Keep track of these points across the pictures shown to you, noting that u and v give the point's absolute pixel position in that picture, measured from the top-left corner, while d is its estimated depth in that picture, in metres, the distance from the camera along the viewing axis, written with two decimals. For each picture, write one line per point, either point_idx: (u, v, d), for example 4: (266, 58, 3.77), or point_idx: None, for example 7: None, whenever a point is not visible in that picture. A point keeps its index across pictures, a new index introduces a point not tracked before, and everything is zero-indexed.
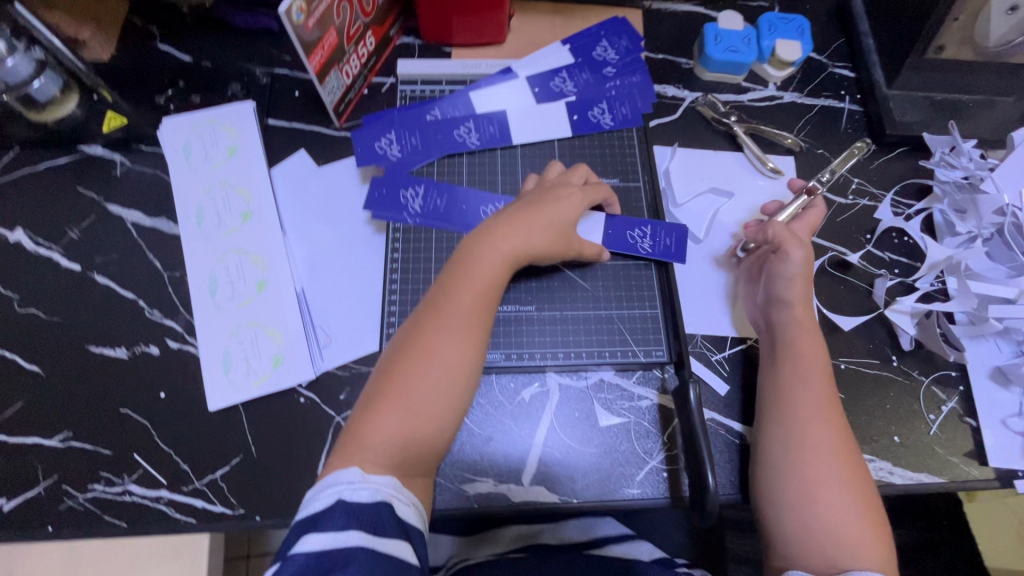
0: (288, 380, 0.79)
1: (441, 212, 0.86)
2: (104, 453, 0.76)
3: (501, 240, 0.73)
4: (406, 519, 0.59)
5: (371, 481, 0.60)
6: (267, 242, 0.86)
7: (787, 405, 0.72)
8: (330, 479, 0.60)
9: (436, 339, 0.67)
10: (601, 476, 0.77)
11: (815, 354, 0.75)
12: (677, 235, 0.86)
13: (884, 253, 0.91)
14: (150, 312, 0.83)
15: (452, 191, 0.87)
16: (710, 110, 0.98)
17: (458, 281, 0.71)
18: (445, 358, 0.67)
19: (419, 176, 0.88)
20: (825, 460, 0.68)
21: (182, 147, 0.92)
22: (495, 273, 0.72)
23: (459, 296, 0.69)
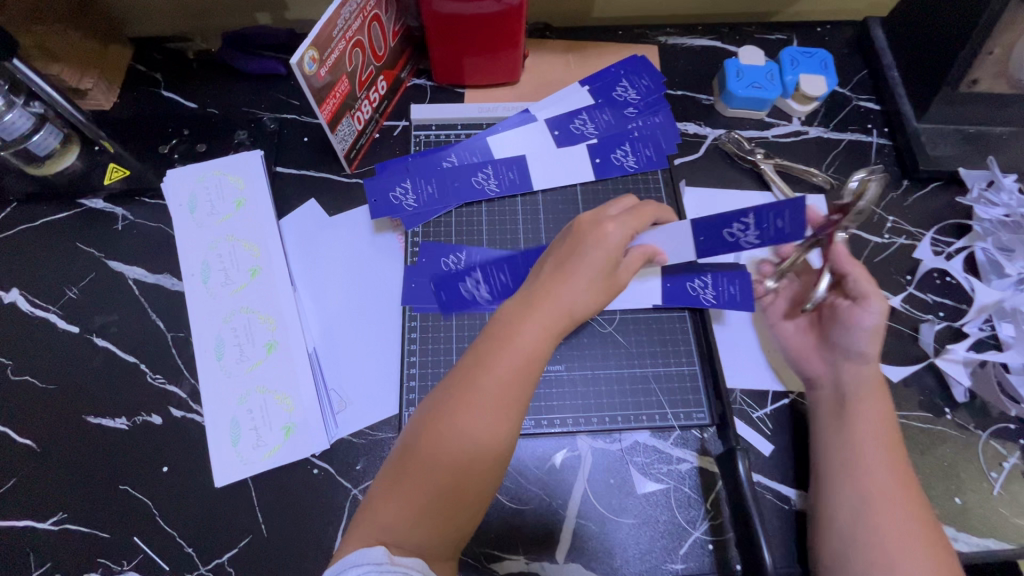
0: (300, 451, 0.73)
1: (480, 297, 0.79)
2: (101, 536, 0.70)
3: (547, 308, 0.63)
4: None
5: (399, 564, 0.54)
6: (277, 300, 0.81)
7: (852, 468, 0.66)
8: (353, 557, 0.54)
9: (467, 417, 0.59)
10: (641, 550, 0.71)
11: (884, 412, 0.69)
12: (740, 282, 0.81)
13: (926, 295, 0.86)
14: (153, 376, 0.78)
15: (513, 262, 0.81)
16: (735, 147, 0.94)
17: (499, 353, 0.61)
18: (474, 443, 0.59)
19: (457, 245, 0.83)
20: (899, 532, 0.61)
21: (188, 199, 0.88)
22: (538, 345, 0.62)
23: (496, 371, 0.60)
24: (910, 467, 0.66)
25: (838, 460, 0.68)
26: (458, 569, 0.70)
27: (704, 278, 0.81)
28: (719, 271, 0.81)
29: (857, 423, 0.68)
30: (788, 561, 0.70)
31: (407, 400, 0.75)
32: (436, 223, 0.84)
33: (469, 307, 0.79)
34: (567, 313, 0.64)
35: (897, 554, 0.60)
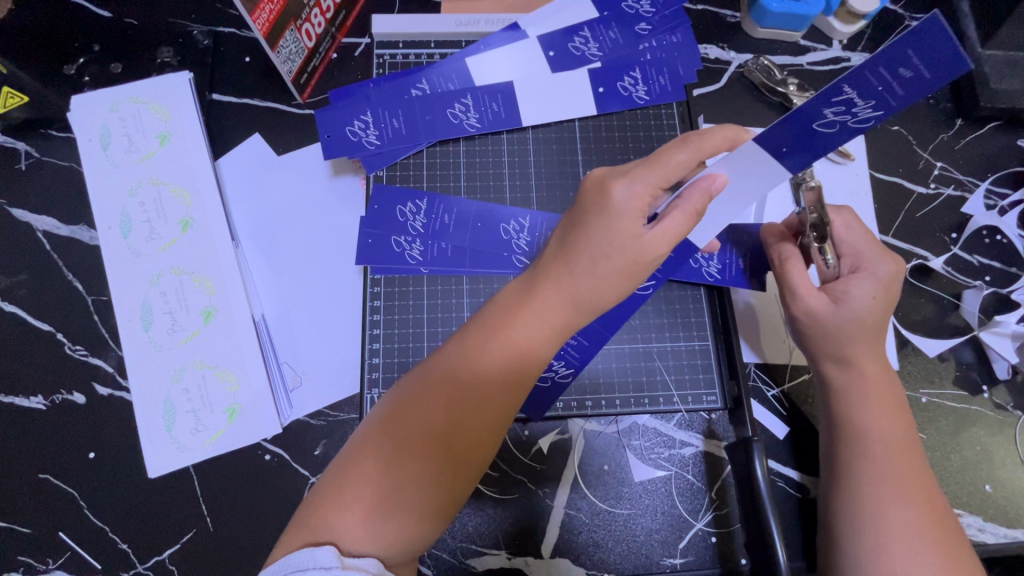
0: (247, 436, 0.63)
1: (453, 259, 0.67)
2: (22, 531, 0.61)
3: (554, 294, 0.52)
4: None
5: (351, 566, 0.43)
6: (215, 258, 0.69)
7: (848, 457, 0.55)
8: (288, 561, 0.42)
9: (447, 414, 0.49)
10: (637, 544, 0.63)
11: (882, 386, 0.57)
12: (751, 253, 0.69)
13: (972, 257, 0.75)
14: (72, 348, 0.66)
15: (462, 204, 0.68)
16: (763, 77, 0.78)
17: (492, 340, 0.51)
18: (450, 444, 0.48)
19: (418, 190, 0.69)
20: (910, 533, 0.50)
21: (100, 133, 0.72)
22: (538, 341, 0.51)
23: (486, 361, 0.50)
24: (918, 451, 0.55)
25: (831, 448, 0.57)
26: (431, 565, 0.62)
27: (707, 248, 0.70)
28: (726, 241, 0.69)
29: (850, 404, 0.57)
30: (801, 555, 0.62)
31: (370, 379, 0.64)
32: (404, 166, 0.70)
33: (440, 266, 0.66)
34: (580, 305, 0.52)
35: (911, 560, 0.49)
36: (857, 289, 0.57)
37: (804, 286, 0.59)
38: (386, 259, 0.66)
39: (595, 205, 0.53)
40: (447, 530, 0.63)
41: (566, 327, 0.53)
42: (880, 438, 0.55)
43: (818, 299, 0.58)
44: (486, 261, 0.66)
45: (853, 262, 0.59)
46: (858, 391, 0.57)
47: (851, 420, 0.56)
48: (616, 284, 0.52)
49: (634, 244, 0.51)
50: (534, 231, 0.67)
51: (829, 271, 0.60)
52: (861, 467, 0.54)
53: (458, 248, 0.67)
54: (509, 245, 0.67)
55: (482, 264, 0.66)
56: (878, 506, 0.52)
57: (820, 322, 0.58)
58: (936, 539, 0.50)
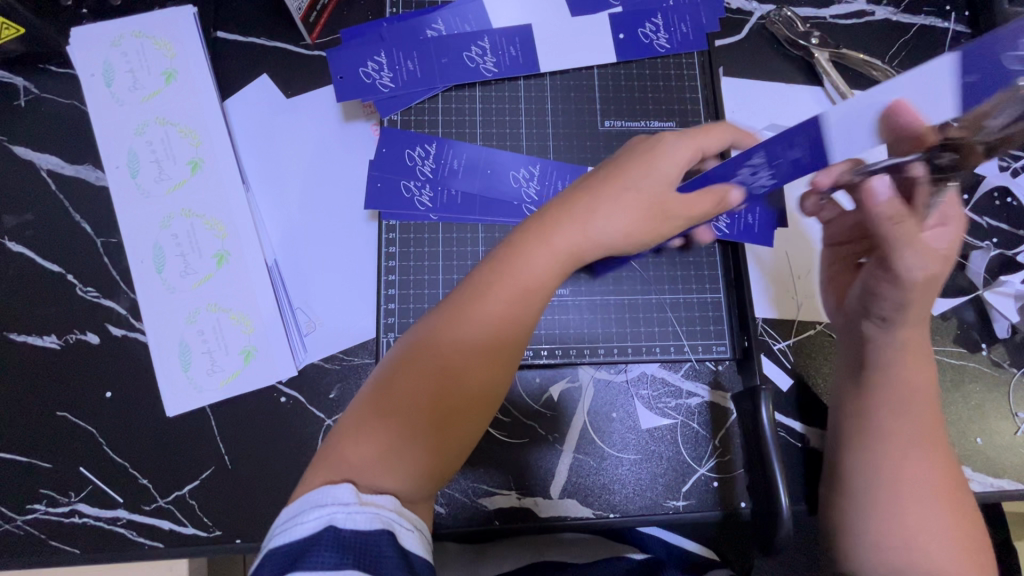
0: (263, 378, 0.64)
1: (463, 206, 0.66)
2: (43, 467, 0.62)
3: (565, 231, 0.52)
4: (412, 552, 0.44)
5: (370, 502, 0.44)
6: (226, 202, 0.68)
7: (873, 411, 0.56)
8: (309, 497, 0.44)
9: (455, 350, 0.49)
10: (642, 486, 0.65)
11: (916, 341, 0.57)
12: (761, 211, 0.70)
13: (982, 218, 0.75)
14: (83, 289, 0.66)
15: (476, 151, 0.67)
16: (785, 29, 0.77)
17: (500, 275, 0.51)
18: (456, 380, 0.49)
19: (427, 134, 0.68)
20: (916, 482, 0.53)
21: (102, 69, 0.70)
22: (544, 278, 0.52)
23: (493, 297, 0.50)
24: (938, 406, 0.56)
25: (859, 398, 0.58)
26: (445, 505, 0.64)
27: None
28: None
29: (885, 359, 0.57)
30: (799, 499, 0.65)
31: (386, 324, 0.64)
32: (418, 110, 0.68)
33: (453, 213, 0.66)
34: (589, 241, 0.53)
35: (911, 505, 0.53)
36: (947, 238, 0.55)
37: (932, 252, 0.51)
38: (396, 203, 0.66)
39: (646, 157, 0.56)
40: (460, 472, 0.65)
41: (574, 261, 0.53)
42: (909, 395, 0.55)
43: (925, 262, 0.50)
44: (497, 209, 0.66)
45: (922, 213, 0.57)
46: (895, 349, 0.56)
47: (885, 371, 0.56)
48: (630, 226, 0.53)
49: (669, 198, 0.54)
50: (548, 181, 0.67)
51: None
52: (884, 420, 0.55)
53: (467, 195, 0.66)
54: (521, 194, 0.66)
55: (496, 213, 0.66)
56: (898, 456, 0.54)
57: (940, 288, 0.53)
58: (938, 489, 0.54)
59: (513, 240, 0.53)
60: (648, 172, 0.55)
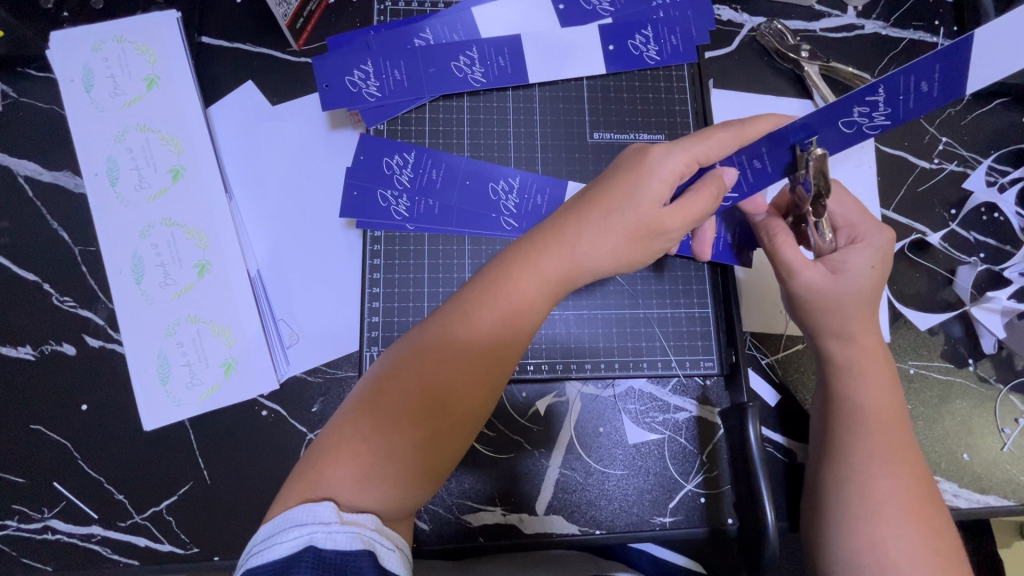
0: (244, 391, 0.63)
1: (441, 217, 0.65)
2: (15, 481, 0.60)
3: (554, 253, 0.52)
4: (393, 571, 0.43)
5: (351, 521, 0.43)
6: (209, 211, 0.66)
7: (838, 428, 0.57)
8: (288, 516, 0.43)
9: (441, 371, 0.49)
10: (629, 503, 0.65)
11: (876, 355, 0.58)
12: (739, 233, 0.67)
13: (969, 234, 0.76)
14: (60, 299, 0.65)
15: (460, 161, 0.66)
16: (776, 42, 0.77)
17: (488, 296, 0.50)
18: (441, 403, 0.48)
19: (407, 143, 0.67)
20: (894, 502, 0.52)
21: (82, 74, 0.68)
22: (532, 300, 0.51)
23: (480, 317, 0.50)
24: (907, 423, 0.57)
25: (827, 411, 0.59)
26: (428, 521, 0.63)
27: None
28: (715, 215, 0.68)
29: (847, 380, 0.57)
30: (785, 514, 0.65)
31: (369, 338, 0.63)
32: (405, 120, 0.68)
33: (436, 224, 0.65)
34: (579, 264, 0.53)
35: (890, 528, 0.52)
36: (855, 256, 0.57)
37: (802, 260, 0.57)
38: (373, 213, 0.65)
39: (634, 172, 0.55)
40: (444, 487, 0.64)
41: (561, 284, 0.53)
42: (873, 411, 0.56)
43: (866, 252, 0.56)
44: (482, 222, 0.65)
45: (848, 234, 0.58)
46: (854, 367, 0.57)
47: (851, 394, 0.57)
48: (617, 252, 0.53)
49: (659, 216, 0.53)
50: (530, 195, 0.66)
51: (826, 244, 0.58)
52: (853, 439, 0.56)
53: (446, 206, 0.66)
54: (500, 206, 0.66)
55: (481, 224, 0.65)
56: (867, 467, 0.54)
57: (820, 293, 0.57)
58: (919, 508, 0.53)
59: (504, 260, 0.53)
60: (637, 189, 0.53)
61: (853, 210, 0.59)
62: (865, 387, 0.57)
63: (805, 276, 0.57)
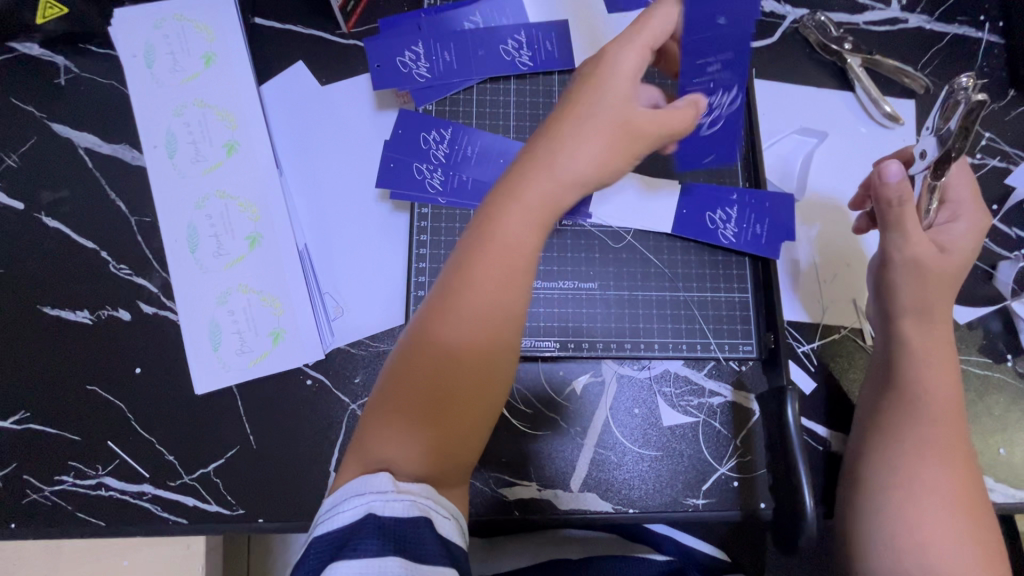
0: (291, 360, 0.65)
1: (473, 192, 0.66)
2: (71, 439, 0.63)
3: (541, 181, 0.51)
4: (450, 538, 0.45)
5: (406, 490, 0.45)
6: (260, 184, 0.69)
7: (902, 414, 0.58)
8: (349, 487, 0.45)
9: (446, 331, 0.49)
10: (662, 483, 0.66)
11: (942, 344, 0.59)
12: (770, 221, 0.69)
13: (1010, 229, 0.75)
14: (117, 267, 0.67)
15: (495, 138, 0.68)
16: (818, 34, 0.78)
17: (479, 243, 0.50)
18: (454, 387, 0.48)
19: (446, 120, 0.68)
20: (941, 491, 0.54)
21: (142, 50, 0.71)
22: (525, 242, 0.50)
23: (475, 268, 0.49)
24: (962, 410, 0.58)
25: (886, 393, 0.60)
26: None
27: (728, 208, 0.69)
28: (747, 204, 0.69)
29: (914, 361, 0.58)
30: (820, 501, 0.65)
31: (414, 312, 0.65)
32: (453, 100, 0.69)
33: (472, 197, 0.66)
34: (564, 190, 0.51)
35: (935, 512, 0.54)
36: (960, 236, 0.60)
37: (917, 231, 0.59)
38: (409, 185, 0.66)
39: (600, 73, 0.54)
40: (482, 460, 0.65)
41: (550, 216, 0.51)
42: (934, 397, 0.57)
43: (968, 230, 0.60)
44: None
45: (953, 211, 0.62)
46: (922, 351, 0.58)
47: (914, 378, 0.58)
48: (599, 156, 0.52)
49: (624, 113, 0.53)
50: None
51: (929, 217, 0.62)
52: (915, 426, 0.57)
53: (479, 182, 0.67)
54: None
55: None
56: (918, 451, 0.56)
57: (927, 265, 0.58)
58: (963, 500, 0.55)
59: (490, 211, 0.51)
60: (603, 89, 0.53)
61: (965, 189, 0.62)
62: (929, 371, 0.58)
63: (914, 249, 0.58)
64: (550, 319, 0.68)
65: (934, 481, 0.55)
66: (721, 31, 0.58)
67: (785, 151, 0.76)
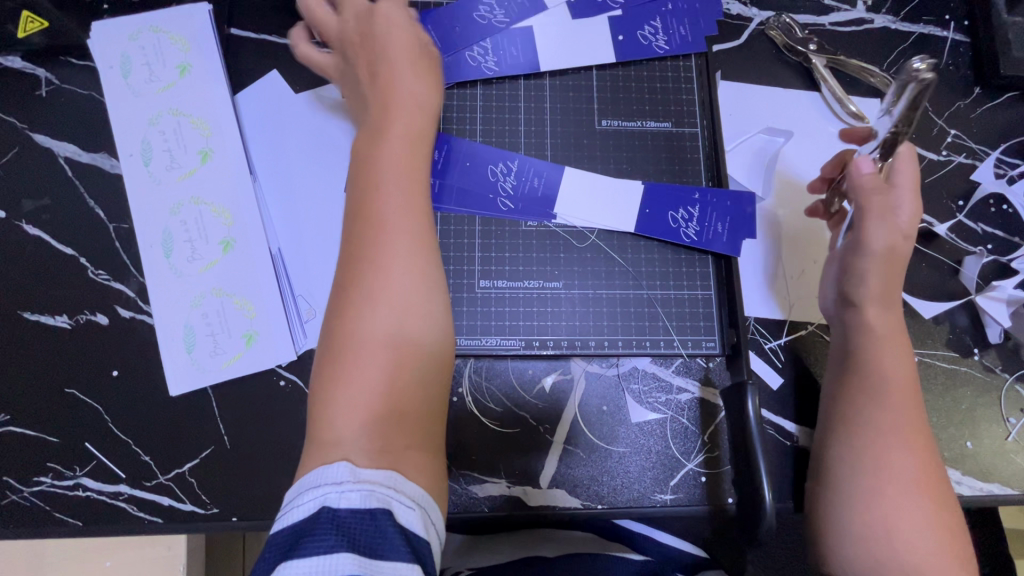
0: (264, 361, 0.66)
1: (440, 195, 0.69)
2: (49, 441, 0.64)
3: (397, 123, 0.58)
4: (411, 528, 0.45)
5: (365, 480, 0.45)
6: (233, 190, 0.70)
7: (857, 402, 0.59)
8: (306, 480, 0.45)
9: (375, 293, 0.51)
10: (629, 478, 0.66)
11: (897, 332, 0.61)
12: (731, 219, 0.70)
13: (977, 225, 0.76)
14: (95, 273, 0.69)
15: (455, 142, 0.70)
16: (783, 35, 0.79)
17: (375, 200, 0.54)
18: (388, 337, 0.50)
19: None
20: (905, 476, 0.55)
21: (120, 61, 0.73)
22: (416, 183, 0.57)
23: (386, 221, 0.54)
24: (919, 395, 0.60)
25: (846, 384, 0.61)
26: None
27: (690, 208, 0.71)
28: (708, 203, 0.70)
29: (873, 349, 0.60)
30: (787, 496, 0.66)
31: None
32: None
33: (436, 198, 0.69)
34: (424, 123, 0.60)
35: (899, 498, 0.55)
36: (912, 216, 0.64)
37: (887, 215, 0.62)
38: None
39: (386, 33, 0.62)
40: (452, 458, 0.66)
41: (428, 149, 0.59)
42: (892, 384, 0.59)
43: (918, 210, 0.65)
44: (482, 204, 0.69)
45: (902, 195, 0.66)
46: (879, 338, 0.61)
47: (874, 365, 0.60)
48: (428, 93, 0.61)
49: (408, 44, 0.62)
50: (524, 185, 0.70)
51: None
52: (872, 412, 0.58)
53: (446, 185, 0.69)
54: (496, 187, 0.70)
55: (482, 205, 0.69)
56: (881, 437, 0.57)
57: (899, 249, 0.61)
58: (926, 482, 0.56)
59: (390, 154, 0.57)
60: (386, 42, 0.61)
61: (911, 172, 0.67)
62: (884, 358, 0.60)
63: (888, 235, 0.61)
64: (517, 318, 0.69)
65: (901, 464, 0.56)
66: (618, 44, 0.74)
67: (750, 151, 0.77)
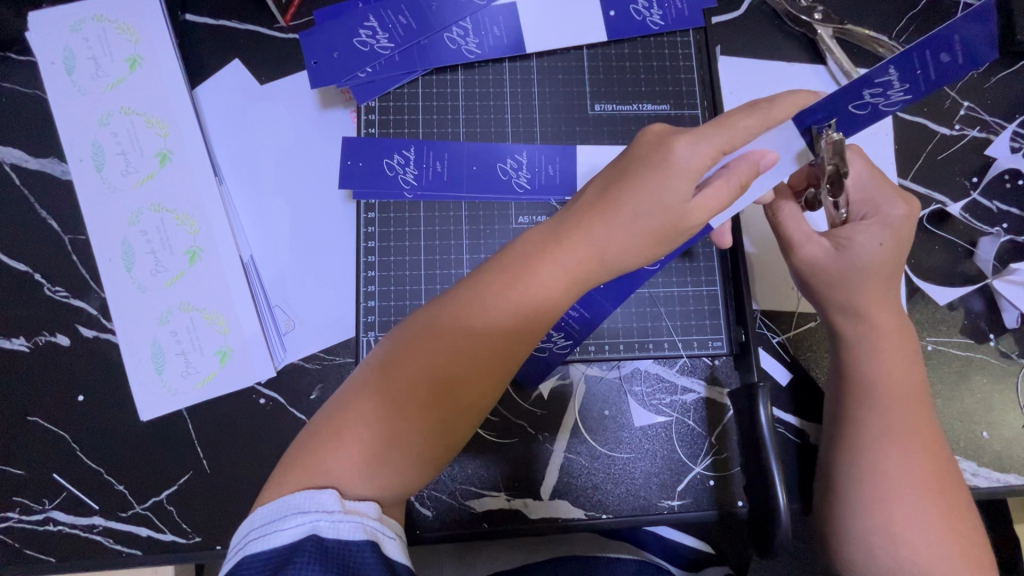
0: (241, 379, 0.62)
1: (452, 183, 0.63)
2: (15, 474, 0.60)
3: (590, 244, 0.47)
4: (396, 561, 0.42)
5: (354, 510, 0.42)
6: (198, 195, 0.65)
7: (856, 407, 0.54)
8: (289, 502, 0.41)
9: (445, 375, 0.46)
10: (634, 487, 0.63)
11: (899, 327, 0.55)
12: None
13: (991, 203, 0.72)
14: (52, 290, 0.63)
15: (454, 148, 0.64)
16: (786, 3, 0.73)
17: (510, 287, 0.46)
18: (453, 385, 0.46)
19: (406, 139, 0.64)
20: (918, 484, 0.51)
21: (63, 55, 0.66)
22: (557, 299, 0.47)
23: (498, 320, 0.46)
24: (923, 395, 0.54)
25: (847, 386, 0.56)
26: (430, 507, 0.62)
27: None
28: None
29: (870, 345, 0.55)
30: (797, 496, 0.63)
31: (365, 323, 0.61)
32: (397, 95, 0.65)
33: (432, 191, 0.63)
34: (605, 267, 0.48)
35: (913, 509, 0.51)
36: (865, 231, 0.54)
37: (801, 232, 0.56)
38: (380, 185, 0.62)
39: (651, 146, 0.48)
40: (448, 473, 0.63)
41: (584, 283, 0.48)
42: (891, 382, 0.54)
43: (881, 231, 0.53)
44: (487, 186, 0.63)
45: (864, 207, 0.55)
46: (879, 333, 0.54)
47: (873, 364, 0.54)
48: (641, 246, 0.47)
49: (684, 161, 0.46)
50: None
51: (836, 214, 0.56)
52: (878, 417, 0.53)
53: (455, 180, 0.63)
54: (512, 185, 0.63)
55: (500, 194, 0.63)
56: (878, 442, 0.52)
57: (824, 270, 0.55)
58: (940, 488, 0.51)
59: (568, 214, 0.48)
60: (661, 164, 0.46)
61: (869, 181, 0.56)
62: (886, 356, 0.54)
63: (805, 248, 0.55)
64: None
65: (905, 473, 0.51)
66: (610, 19, 0.67)
67: None
